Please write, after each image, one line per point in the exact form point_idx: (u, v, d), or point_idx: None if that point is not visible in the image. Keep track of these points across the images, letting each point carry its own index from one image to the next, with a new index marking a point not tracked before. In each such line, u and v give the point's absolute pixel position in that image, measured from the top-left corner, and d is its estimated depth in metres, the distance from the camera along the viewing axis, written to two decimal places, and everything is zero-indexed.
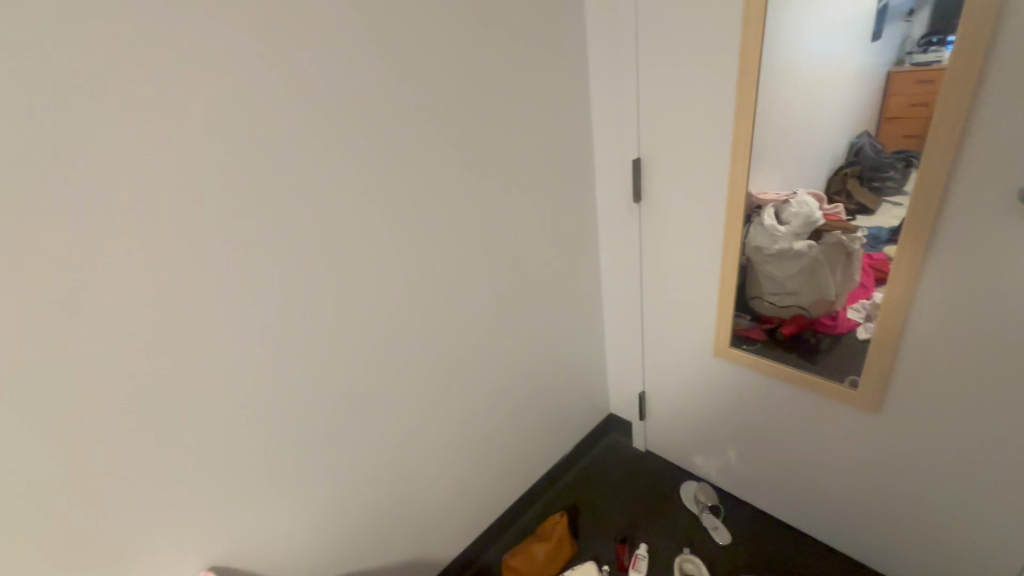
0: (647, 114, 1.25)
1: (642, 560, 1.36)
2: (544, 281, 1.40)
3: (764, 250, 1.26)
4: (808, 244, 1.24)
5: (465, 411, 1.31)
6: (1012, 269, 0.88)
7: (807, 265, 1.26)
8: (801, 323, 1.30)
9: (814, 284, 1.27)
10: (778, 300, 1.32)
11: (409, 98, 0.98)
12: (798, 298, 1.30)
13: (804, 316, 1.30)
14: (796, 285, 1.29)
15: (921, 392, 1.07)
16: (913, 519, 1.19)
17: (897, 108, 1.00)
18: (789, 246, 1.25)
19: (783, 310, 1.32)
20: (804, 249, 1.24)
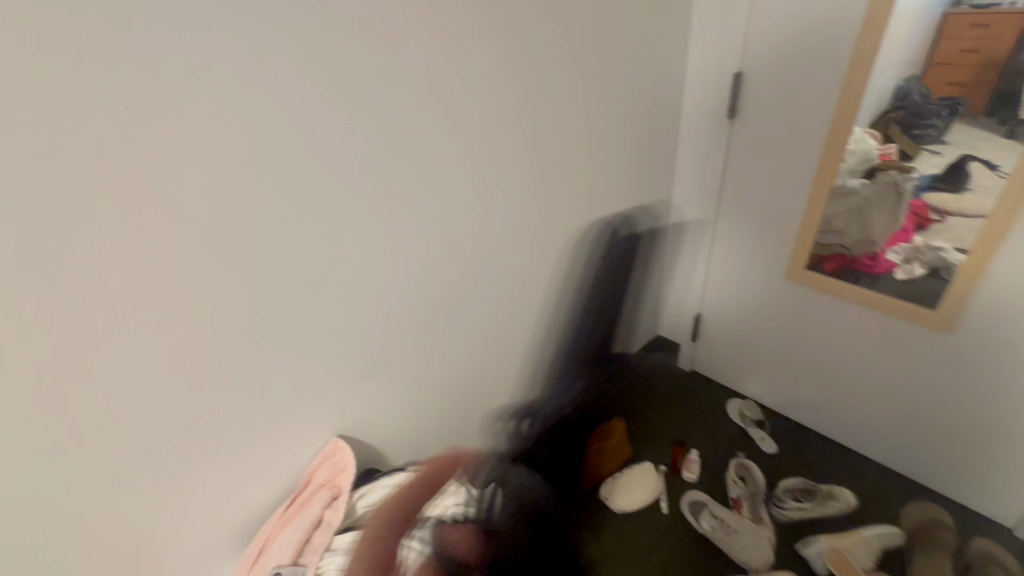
0: (752, 26, 1.23)
1: (695, 464, 1.48)
2: (622, 196, 1.44)
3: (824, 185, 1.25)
4: (860, 182, 1.20)
5: (540, 317, 1.38)
6: None
7: (856, 205, 1.23)
8: (842, 262, 1.30)
9: (860, 225, 1.24)
10: (820, 239, 1.32)
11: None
12: (841, 238, 1.29)
13: (845, 255, 1.29)
14: (841, 225, 1.27)
15: (992, 315, 1.12)
16: (962, 435, 1.28)
17: (944, 54, 1.01)
18: (842, 184, 1.22)
19: (824, 248, 1.32)
20: (855, 187, 1.21)
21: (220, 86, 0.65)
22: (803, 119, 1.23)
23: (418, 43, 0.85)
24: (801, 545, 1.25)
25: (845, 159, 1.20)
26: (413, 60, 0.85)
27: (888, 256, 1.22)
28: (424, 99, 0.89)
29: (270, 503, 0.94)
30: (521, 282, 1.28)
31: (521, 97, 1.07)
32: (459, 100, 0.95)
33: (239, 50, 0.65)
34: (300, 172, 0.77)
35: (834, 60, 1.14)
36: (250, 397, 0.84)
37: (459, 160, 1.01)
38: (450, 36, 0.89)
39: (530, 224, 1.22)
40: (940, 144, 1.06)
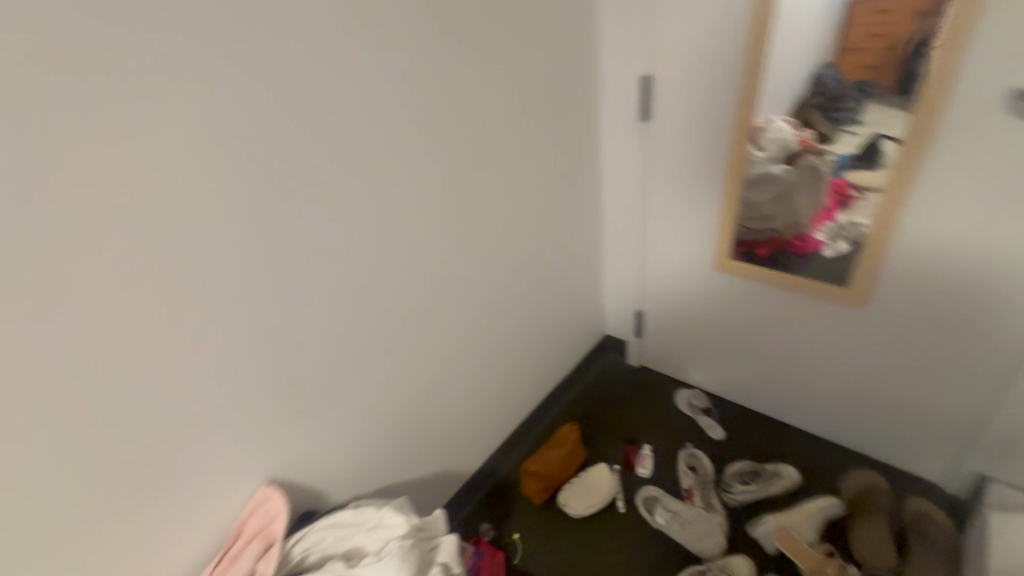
0: (652, 32, 1.26)
1: (647, 458, 1.50)
2: (551, 204, 1.45)
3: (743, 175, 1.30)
4: (784, 168, 1.26)
5: (479, 333, 1.37)
6: (990, 163, 1.00)
7: (783, 190, 1.28)
8: (774, 245, 1.34)
9: (787, 208, 1.29)
10: (751, 227, 1.35)
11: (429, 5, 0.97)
12: (772, 222, 1.33)
13: (777, 238, 1.33)
14: (770, 209, 1.32)
15: (900, 286, 1.20)
16: (889, 400, 1.35)
17: (855, 40, 1.06)
18: (767, 171, 1.27)
19: (757, 234, 1.36)
20: (779, 172, 1.26)
21: (76, 139, 0.62)
22: (713, 116, 1.27)
23: (307, 75, 0.82)
24: (754, 526, 1.28)
25: (768, 148, 1.26)
26: (304, 92, 0.82)
27: (816, 235, 1.27)
28: (324, 126, 0.87)
29: (197, 562, 0.89)
30: (457, 298, 1.26)
31: (431, 114, 1.05)
32: (364, 123, 0.92)
33: (96, 103, 0.62)
34: (186, 217, 0.73)
35: (727, 61, 1.20)
36: (158, 457, 0.79)
37: (373, 184, 0.98)
38: (345, 61, 0.87)
39: (457, 241, 1.21)
40: (857, 124, 1.10)
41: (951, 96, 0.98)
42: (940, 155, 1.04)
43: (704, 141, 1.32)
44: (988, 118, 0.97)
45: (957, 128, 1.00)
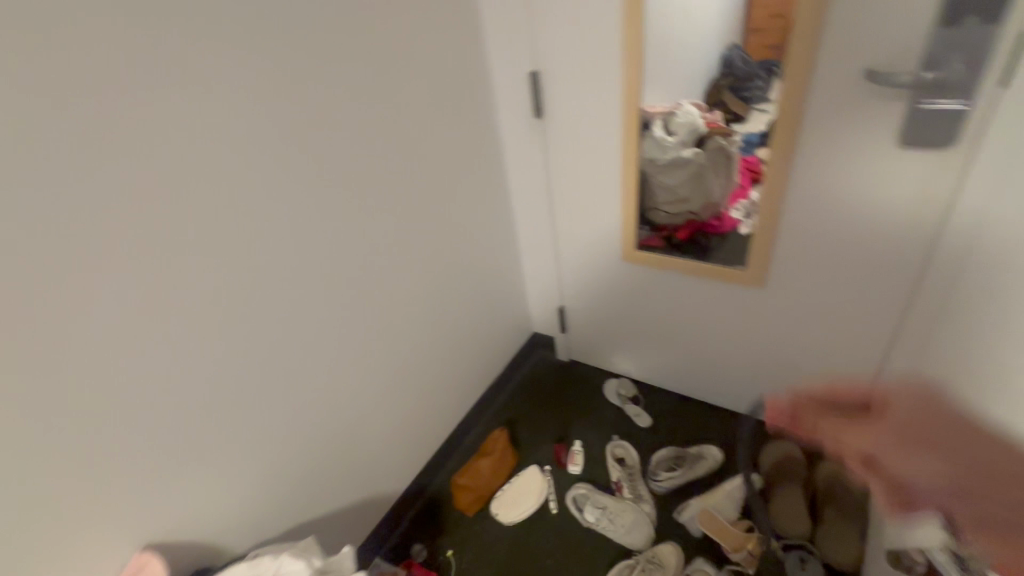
0: (537, 28, 1.23)
1: (578, 455, 1.51)
2: (456, 209, 1.40)
3: (658, 161, 1.32)
4: (693, 151, 1.33)
5: (393, 351, 1.31)
6: (857, 144, 0.99)
7: (694, 172, 1.34)
8: (693, 227, 1.38)
9: (700, 189, 1.36)
10: (670, 211, 1.38)
11: (287, 10, 0.88)
12: (688, 204, 1.37)
13: (695, 220, 1.37)
14: (686, 192, 1.36)
15: (793, 267, 1.22)
16: (796, 374, 1.39)
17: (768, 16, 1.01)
18: (678, 156, 1.31)
19: (676, 217, 1.39)
20: (690, 156, 1.32)
21: None
22: (602, 109, 1.26)
23: (136, 103, 0.72)
24: (680, 512, 1.30)
25: (679, 132, 1.32)
26: (134, 123, 0.72)
27: (731, 213, 1.31)
28: (167, 157, 0.77)
29: None
30: (360, 319, 1.19)
31: (304, 129, 0.96)
32: (217, 145, 0.83)
33: None
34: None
35: (606, 56, 1.19)
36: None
37: (242, 214, 0.89)
38: (184, 82, 0.77)
39: (354, 260, 1.13)
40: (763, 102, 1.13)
41: (810, 78, 0.96)
42: (808, 137, 1.03)
43: (596, 135, 1.31)
44: (847, 98, 0.95)
45: (820, 109, 0.99)
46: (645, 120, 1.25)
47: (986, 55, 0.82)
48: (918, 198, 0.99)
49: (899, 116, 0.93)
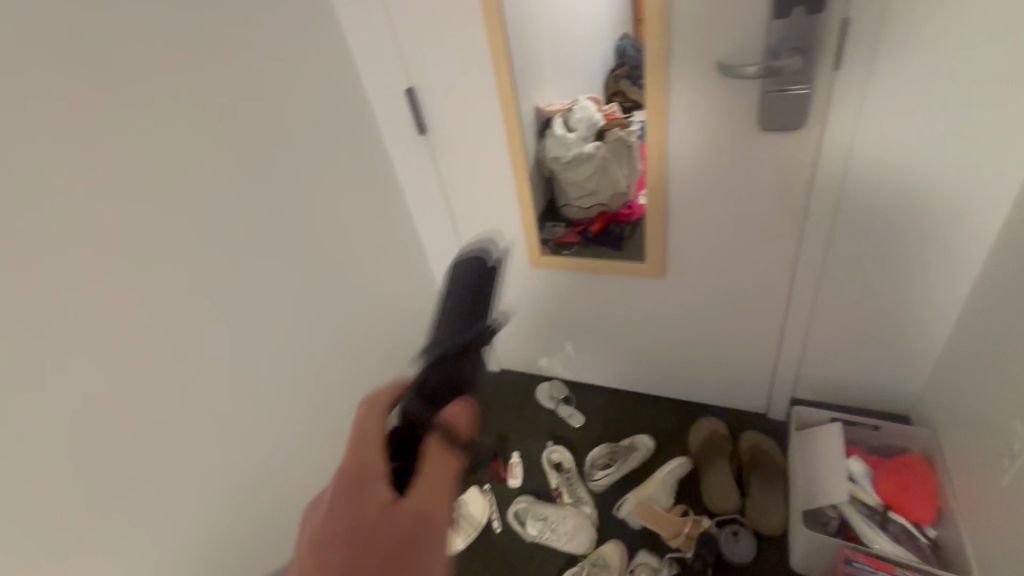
0: (405, 44, 1.18)
1: (517, 467, 1.48)
2: (358, 237, 1.33)
3: (561, 159, 1.28)
4: (596, 145, 1.25)
5: (309, 400, 1.22)
6: (722, 133, 1.04)
7: (599, 165, 1.26)
8: (607, 219, 1.33)
9: (608, 181, 1.27)
10: (584, 204, 1.33)
11: (121, 56, 0.77)
12: (599, 198, 1.31)
13: (609, 211, 1.31)
14: (594, 186, 1.29)
15: (687, 253, 1.26)
16: (708, 352, 1.44)
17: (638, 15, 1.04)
18: (580, 151, 1.26)
19: (589, 211, 1.34)
20: (591, 150, 1.24)
21: None
22: (482, 121, 1.24)
23: None
24: (617, 508, 1.31)
25: (580, 127, 1.26)
26: None
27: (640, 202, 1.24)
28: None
29: None
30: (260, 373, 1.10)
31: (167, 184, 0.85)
32: (51, 217, 0.71)
33: None
34: None
35: (479, 68, 1.16)
36: None
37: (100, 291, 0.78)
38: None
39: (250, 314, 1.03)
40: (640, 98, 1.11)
41: (668, 75, 1.00)
42: (678, 131, 1.07)
43: (483, 147, 1.29)
44: (706, 91, 1.00)
45: (684, 104, 1.03)
46: (541, 120, 1.26)
47: (817, 45, 0.87)
48: (782, 179, 1.05)
49: (753, 104, 0.98)
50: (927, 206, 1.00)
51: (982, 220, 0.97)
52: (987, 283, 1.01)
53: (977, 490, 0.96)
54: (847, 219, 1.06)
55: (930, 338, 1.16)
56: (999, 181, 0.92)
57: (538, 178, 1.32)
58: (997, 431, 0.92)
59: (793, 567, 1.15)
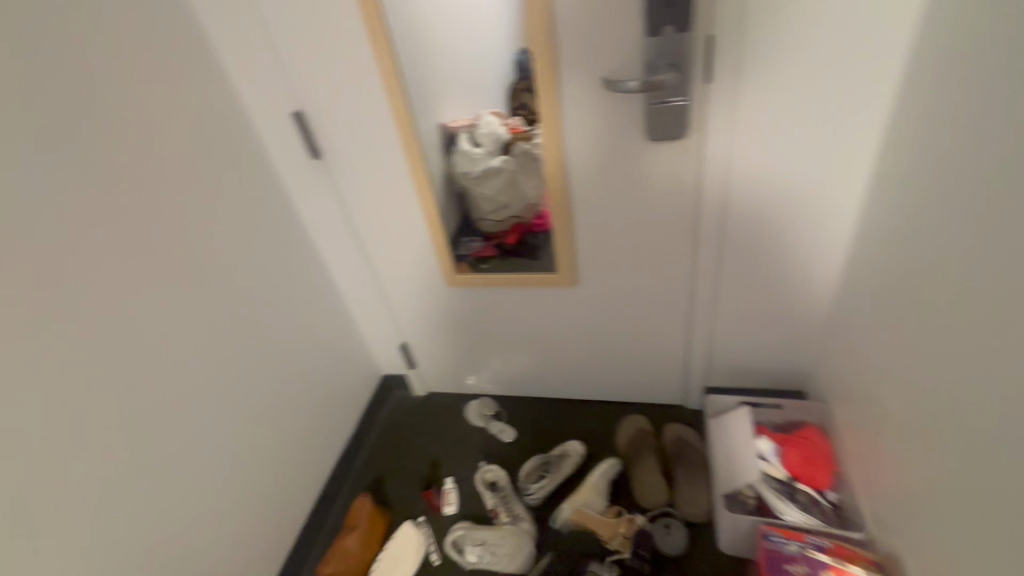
0: (286, 66, 1.12)
1: (451, 493, 1.44)
2: (256, 272, 1.23)
3: (470, 175, 1.30)
4: (503, 159, 1.27)
5: (210, 455, 1.11)
6: (614, 142, 1.08)
7: (508, 178, 1.28)
8: (520, 230, 1.34)
9: (518, 194, 1.29)
10: (499, 217, 1.34)
11: None
12: (512, 209, 1.32)
13: (522, 223, 1.33)
14: (505, 198, 1.31)
15: (596, 259, 1.30)
16: (626, 352, 1.49)
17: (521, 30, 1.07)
18: (488, 165, 1.27)
19: (503, 224, 1.35)
20: (498, 165, 1.27)
21: None
22: (378, 141, 1.20)
23: None
24: (554, 519, 1.31)
25: (486, 142, 1.28)
26: None
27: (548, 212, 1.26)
28: None
29: None
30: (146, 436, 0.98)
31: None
32: None
33: None
34: None
35: (368, 88, 1.12)
36: None
37: None
38: None
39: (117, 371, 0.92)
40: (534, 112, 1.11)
41: (558, 92, 1.03)
42: (574, 144, 1.10)
43: (384, 169, 1.25)
44: (595, 105, 1.04)
45: (577, 117, 1.06)
46: (447, 136, 1.27)
47: (688, 58, 0.93)
48: (672, 184, 1.11)
49: (639, 116, 1.03)
50: (794, 204, 1.10)
51: (843, 210, 1.09)
52: (852, 265, 1.13)
53: (864, 452, 1.06)
54: (733, 217, 1.14)
55: (811, 320, 1.28)
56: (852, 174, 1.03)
57: (449, 193, 1.32)
58: (874, 396, 1.02)
59: (721, 549, 1.21)
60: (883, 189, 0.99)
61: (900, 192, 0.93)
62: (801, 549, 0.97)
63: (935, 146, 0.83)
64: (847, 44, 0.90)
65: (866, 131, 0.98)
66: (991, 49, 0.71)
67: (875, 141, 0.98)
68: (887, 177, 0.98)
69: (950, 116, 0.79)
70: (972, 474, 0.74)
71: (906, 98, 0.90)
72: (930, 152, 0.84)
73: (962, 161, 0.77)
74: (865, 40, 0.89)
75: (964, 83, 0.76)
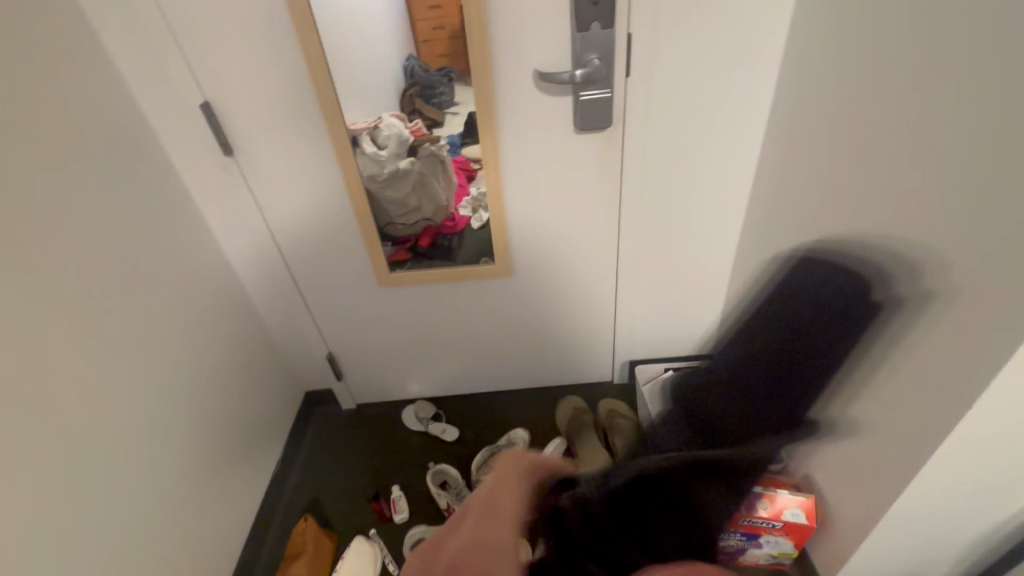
0: (192, 52, 1.02)
1: (401, 500, 1.39)
2: (159, 284, 1.09)
3: (377, 178, 1.23)
4: (410, 161, 1.23)
5: (123, 494, 0.96)
6: (548, 132, 1.14)
7: (416, 180, 1.26)
8: (432, 232, 1.33)
9: (427, 196, 1.28)
10: (406, 222, 1.31)
11: None
12: (421, 211, 1.31)
13: (432, 225, 1.32)
14: (414, 201, 1.29)
15: (530, 248, 1.35)
16: (557, 338, 1.56)
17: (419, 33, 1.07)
18: (395, 168, 1.22)
19: (413, 226, 1.33)
20: (407, 167, 1.23)
21: None
22: (303, 134, 1.13)
23: None
24: None
25: (389, 145, 1.19)
26: None
27: (461, 212, 1.29)
28: None
29: None
30: (54, 477, 0.84)
31: None
32: None
33: None
34: None
35: (291, 77, 1.06)
36: None
37: None
38: None
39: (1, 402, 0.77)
40: (455, 106, 1.11)
41: (495, 83, 1.07)
42: (509, 134, 1.14)
43: (309, 164, 1.17)
44: (529, 97, 1.09)
45: (512, 109, 1.11)
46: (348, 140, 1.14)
47: (613, 53, 1.03)
48: (601, 171, 1.20)
49: (570, 107, 1.10)
50: (702, 186, 1.25)
51: (740, 191, 1.26)
52: (748, 237, 1.31)
53: None
54: (651, 201, 1.26)
55: (716, 289, 1.46)
56: (746, 160, 1.21)
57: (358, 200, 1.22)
58: None
59: None
60: (769, 169, 1.18)
61: (787, 170, 1.11)
62: None
63: (811, 130, 1.02)
64: (742, 47, 1.05)
65: (757, 121, 1.15)
66: (850, 50, 0.90)
67: (762, 130, 1.16)
68: (772, 158, 1.16)
69: (823, 103, 0.98)
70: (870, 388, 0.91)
71: (784, 91, 1.08)
72: (808, 134, 1.03)
73: (836, 140, 0.96)
74: (754, 43, 1.05)
75: (830, 78, 0.95)
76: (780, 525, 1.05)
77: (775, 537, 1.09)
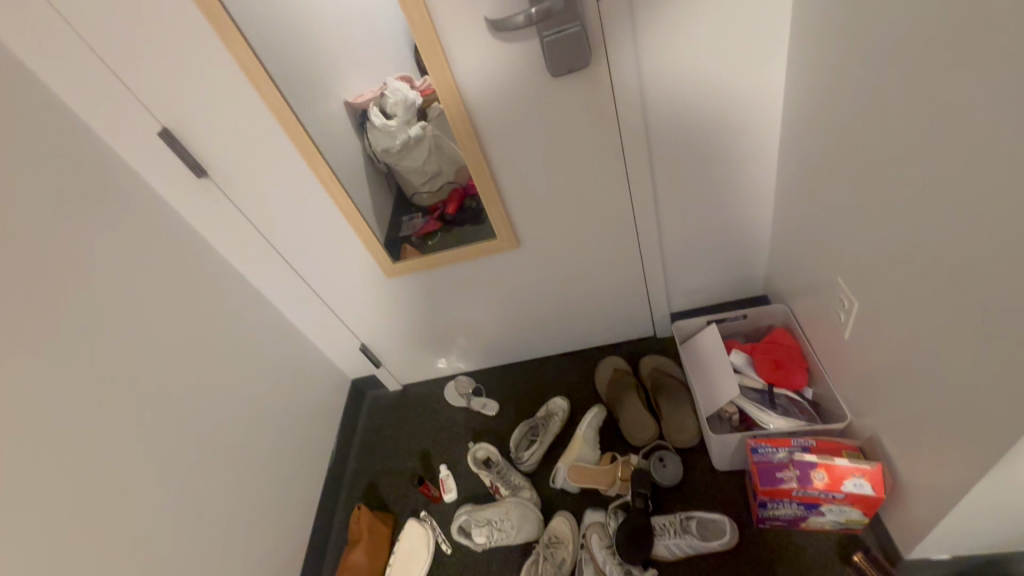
0: (133, 81, 0.98)
1: (449, 479, 1.42)
2: (169, 317, 1.15)
3: (393, 149, 1.28)
4: (421, 126, 1.23)
5: (172, 515, 1.06)
6: (520, 88, 0.99)
7: (432, 145, 1.24)
8: (458, 196, 1.28)
9: (445, 158, 1.24)
10: (432, 188, 1.31)
11: None
12: (444, 176, 1.28)
13: (458, 187, 1.27)
14: (435, 165, 1.27)
15: (533, 216, 1.23)
16: (584, 300, 1.45)
17: None
18: (407, 136, 1.25)
19: (440, 192, 1.31)
20: (418, 133, 1.23)
21: None
22: (265, 143, 1.07)
23: None
24: (554, 480, 1.31)
25: (399, 112, 1.25)
26: None
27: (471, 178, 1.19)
28: None
29: None
30: (96, 516, 0.92)
31: None
32: None
33: None
34: None
35: (233, 88, 0.99)
36: None
37: None
38: None
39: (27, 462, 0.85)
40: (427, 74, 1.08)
41: (444, 43, 0.93)
42: (477, 98, 1.01)
43: (283, 172, 1.13)
44: (488, 51, 0.94)
45: (471, 68, 0.97)
46: (359, 113, 1.25)
47: None
48: (593, 118, 1.04)
49: (538, 52, 0.94)
50: (720, 106, 1.05)
51: (771, 102, 1.05)
52: (792, 159, 1.09)
53: (832, 342, 1.07)
54: (661, 137, 1.10)
55: (761, 221, 1.26)
56: (770, 64, 1.00)
57: (377, 174, 1.28)
58: (832, 288, 1.04)
59: (719, 468, 1.22)
60: (809, 71, 0.94)
61: (830, 74, 0.88)
62: (789, 455, 0.98)
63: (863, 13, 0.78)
64: None
65: (775, 14, 0.94)
66: None
67: (785, 22, 0.95)
68: (809, 58, 0.93)
69: None
70: (954, 342, 0.73)
71: None
72: (859, 19, 0.79)
73: (895, 26, 0.73)
74: None
75: None
76: (841, 496, 0.93)
77: (838, 506, 0.97)
